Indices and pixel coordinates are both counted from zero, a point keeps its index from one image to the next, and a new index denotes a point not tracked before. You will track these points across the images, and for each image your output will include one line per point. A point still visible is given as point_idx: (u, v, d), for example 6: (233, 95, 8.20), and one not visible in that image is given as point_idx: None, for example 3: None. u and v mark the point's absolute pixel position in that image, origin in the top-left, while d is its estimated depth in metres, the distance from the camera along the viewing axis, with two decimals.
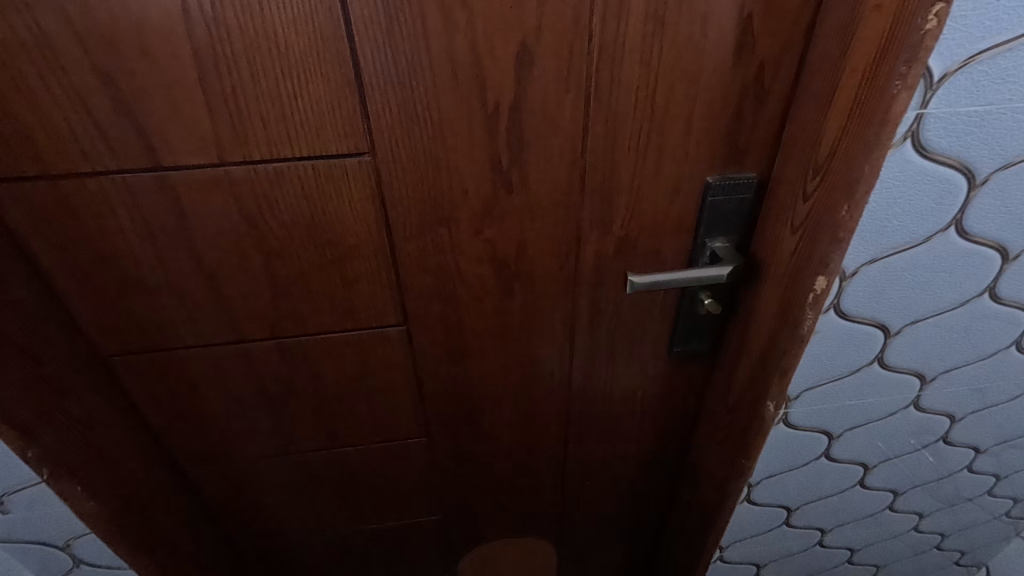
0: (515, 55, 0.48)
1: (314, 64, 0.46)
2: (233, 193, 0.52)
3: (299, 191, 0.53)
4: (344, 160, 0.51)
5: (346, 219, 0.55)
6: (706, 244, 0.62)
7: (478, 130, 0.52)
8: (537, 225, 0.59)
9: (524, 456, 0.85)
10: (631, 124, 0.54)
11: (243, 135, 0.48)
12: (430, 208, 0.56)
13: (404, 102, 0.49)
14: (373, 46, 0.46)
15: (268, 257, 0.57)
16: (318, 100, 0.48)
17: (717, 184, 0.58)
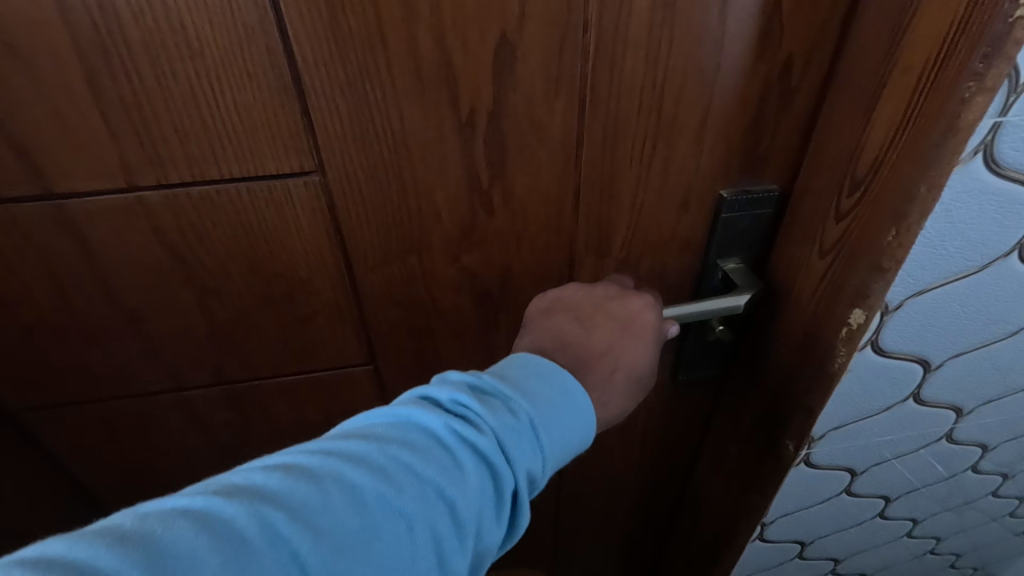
0: (492, 50, 0.39)
1: (238, 64, 0.36)
2: (150, 224, 0.42)
3: (233, 219, 0.43)
4: (286, 181, 0.42)
5: (294, 249, 0.46)
6: (718, 265, 0.54)
7: (452, 142, 0.43)
8: (524, 249, 0.51)
9: None
10: (634, 130, 0.45)
11: (154, 154, 0.39)
12: (395, 233, 0.47)
13: (357, 110, 0.39)
14: (313, 42, 0.36)
15: (202, 295, 0.47)
16: (247, 109, 0.38)
17: (732, 199, 0.50)
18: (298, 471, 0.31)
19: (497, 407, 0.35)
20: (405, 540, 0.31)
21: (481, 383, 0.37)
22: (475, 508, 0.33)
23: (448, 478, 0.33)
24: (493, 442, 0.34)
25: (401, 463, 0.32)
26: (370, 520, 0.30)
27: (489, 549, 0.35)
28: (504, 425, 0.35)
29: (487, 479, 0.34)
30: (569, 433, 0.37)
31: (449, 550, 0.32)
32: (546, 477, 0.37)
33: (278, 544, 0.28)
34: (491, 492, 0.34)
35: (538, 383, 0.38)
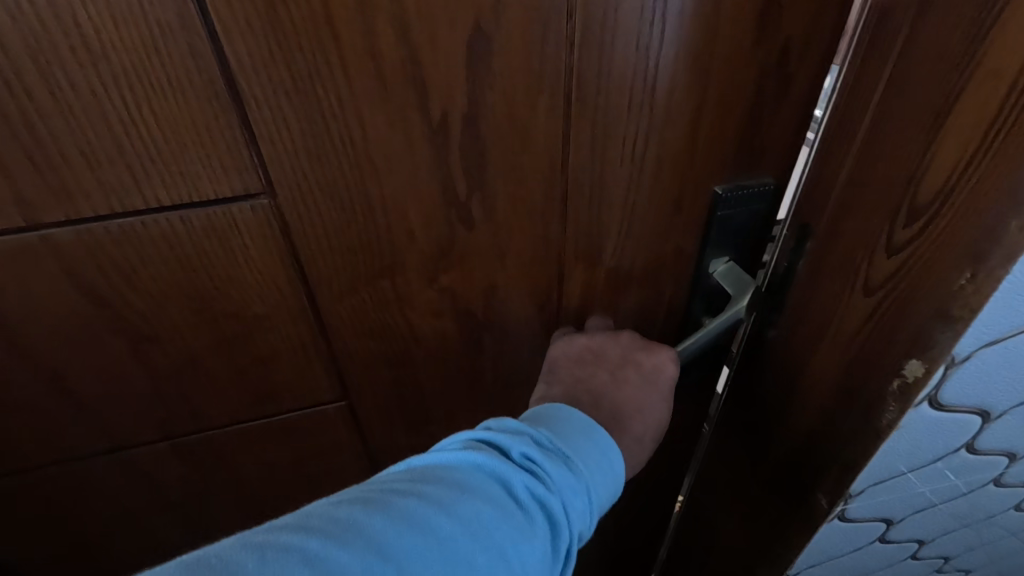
0: (465, 44, 0.33)
1: (155, 72, 0.29)
2: (64, 268, 0.35)
3: (167, 255, 0.36)
4: (230, 207, 0.35)
5: (244, 284, 0.39)
6: (713, 265, 0.51)
7: (422, 151, 0.37)
8: (508, 264, 0.46)
9: None
10: (624, 128, 0.41)
11: (60, 186, 0.32)
12: (365, 259, 0.41)
13: (309, 120, 0.33)
14: (247, 40, 0.30)
15: (138, 345, 0.40)
16: (174, 127, 0.31)
17: (727, 194, 0.46)
18: (392, 518, 0.29)
19: (559, 465, 0.35)
20: None
21: (543, 436, 0.36)
22: (541, 570, 0.32)
23: (525, 538, 0.31)
24: (558, 502, 0.33)
25: (486, 517, 0.30)
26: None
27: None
28: (568, 485, 0.34)
29: (552, 539, 0.33)
30: (614, 490, 0.38)
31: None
32: (593, 532, 0.37)
33: None
34: (553, 553, 0.33)
35: (588, 440, 0.37)
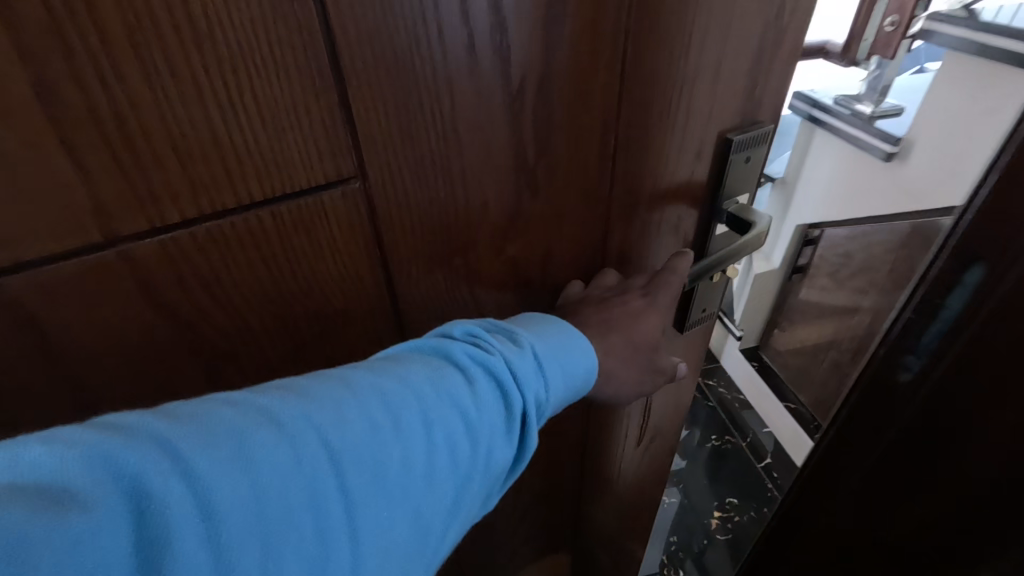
0: (545, 5, 0.34)
1: (262, 48, 0.27)
2: (141, 284, 0.31)
3: (251, 255, 0.33)
4: (322, 196, 0.34)
5: (327, 280, 0.37)
6: (724, 208, 0.53)
7: (500, 121, 0.37)
8: (565, 230, 0.47)
9: (547, 493, 0.73)
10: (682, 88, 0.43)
11: (148, 187, 0.28)
12: (443, 239, 0.41)
13: (402, 93, 0.32)
14: (356, 10, 0.28)
15: (214, 366, 0.36)
16: (276, 109, 0.29)
17: (739, 140, 0.49)
18: (326, 375, 0.29)
19: (503, 338, 0.35)
20: (419, 451, 0.28)
21: (489, 324, 0.36)
22: (484, 427, 0.31)
23: (466, 395, 0.31)
24: (504, 367, 0.33)
25: (422, 377, 0.30)
26: (394, 424, 0.28)
27: (495, 479, 0.33)
28: (517, 355, 0.34)
29: (502, 405, 0.32)
30: (572, 366, 0.37)
31: (465, 468, 0.30)
32: (550, 415, 0.35)
33: (299, 437, 0.25)
34: (504, 418, 0.32)
35: (545, 327, 0.38)
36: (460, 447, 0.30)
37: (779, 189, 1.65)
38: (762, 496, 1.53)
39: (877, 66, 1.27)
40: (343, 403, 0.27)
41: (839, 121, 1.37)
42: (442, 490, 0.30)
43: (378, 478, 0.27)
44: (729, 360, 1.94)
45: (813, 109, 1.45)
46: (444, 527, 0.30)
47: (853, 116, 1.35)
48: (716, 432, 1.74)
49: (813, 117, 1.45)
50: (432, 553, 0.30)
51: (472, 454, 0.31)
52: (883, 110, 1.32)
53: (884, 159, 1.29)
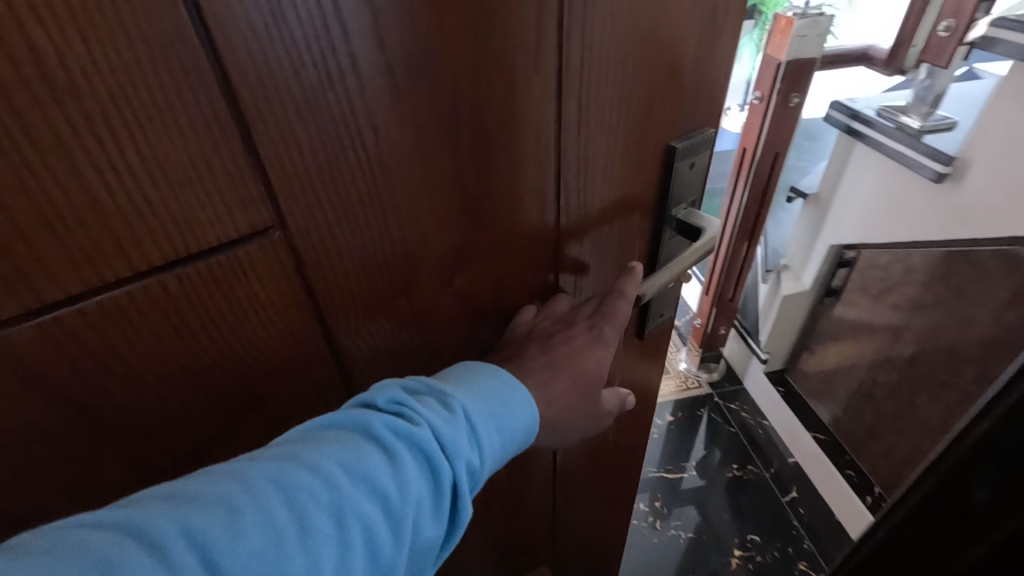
0: (469, 26, 0.31)
1: (141, 96, 0.24)
2: (25, 373, 0.27)
3: (159, 326, 0.29)
4: (235, 252, 0.30)
5: (254, 340, 0.34)
6: (673, 214, 0.52)
7: (433, 152, 0.34)
8: (517, 257, 0.44)
9: (521, 515, 0.70)
10: (623, 102, 0.41)
11: (17, 265, 0.24)
12: (383, 281, 0.38)
13: (317, 131, 0.29)
14: (251, 45, 0.25)
15: (132, 447, 0.32)
16: (169, 162, 0.26)
17: (682, 147, 0.48)
18: (227, 473, 0.26)
19: (432, 403, 0.32)
20: (330, 550, 0.26)
21: (418, 384, 0.33)
22: (408, 512, 0.28)
23: (387, 477, 0.28)
24: (432, 438, 0.30)
25: (336, 463, 0.27)
26: (299, 525, 0.25)
27: (426, 557, 0.31)
28: (446, 421, 0.31)
29: (430, 480, 0.30)
30: (509, 423, 0.35)
31: (388, 558, 0.28)
32: (486, 479, 0.33)
33: (184, 560, 0.23)
34: (432, 493, 0.30)
35: (482, 380, 0.35)
36: (381, 536, 0.27)
37: (811, 209, 1.39)
38: (788, 534, 1.34)
39: (926, 74, 1.08)
40: (238, 510, 0.24)
41: (880, 134, 1.15)
42: None
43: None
44: (752, 383, 1.66)
45: (853, 121, 1.21)
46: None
47: (896, 129, 1.12)
48: (737, 459, 1.51)
49: (852, 131, 1.22)
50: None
51: (396, 541, 0.28)
52: (932, 124, 1.09)
53: (935, 180, 1.04)
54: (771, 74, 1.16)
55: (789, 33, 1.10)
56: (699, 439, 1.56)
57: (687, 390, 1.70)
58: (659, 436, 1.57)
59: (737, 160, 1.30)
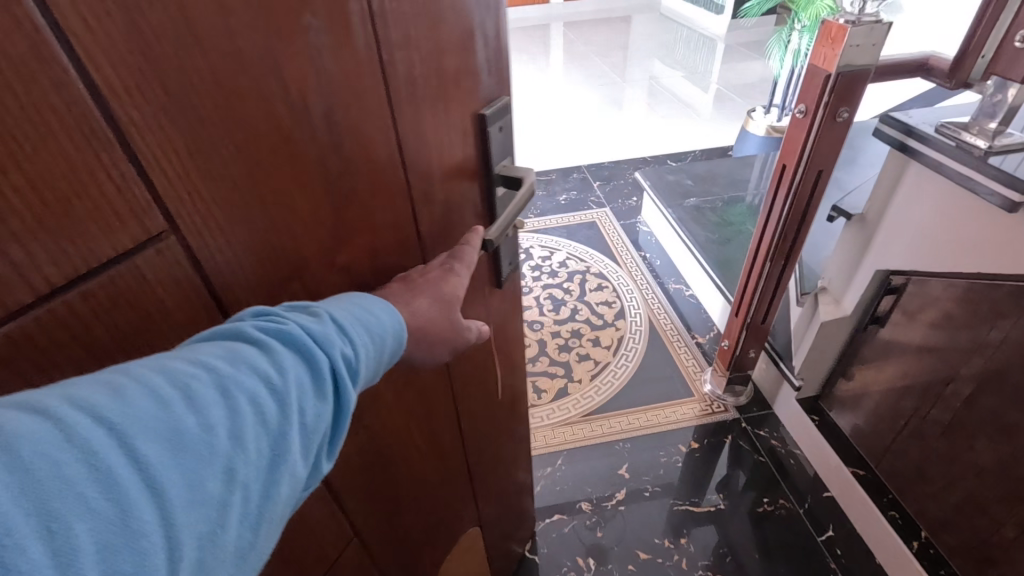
0: (301, 34, 0.38)
1: (26, 128, 0.28)
2: None
3: (71, 339, 0.33)
4: (132, 259, 0.34)
5: (160, 337, 0.38)
6: (498, 171, 0.61)
7: (294, 140, 0.40)
8: (384, 229, 0.51)
9: (444, 475, 0.76)
10: (439, 82, 0.49)
11: None
12: (279, 266, 0.44)
13: (193, 131, 0.34)
14: (121, 72, 0.30)
15: None
16: (61, 186, 0.30)
17: (492, 112, 0.57)
18: (110, 369, 0.29)
19: (303, 313, 0.37)
20: (217, 414, 0.30)
21: (290, 305, 0.38)
22: (290, 386, 0.33)
23: (264, 361, 0.33)
24: (304, 331, 0.35)
25: (216, 352, 0.31)
26: (186, 396, 0.29)
27: (316, 437, 0.35)
28: (318, 321, 0.36)
29: (307, 366, 0.34)
30: (380, 331, 0.40)
31: (276, 425, 0.32)
32: (363, 374, 0.38)
33: (75, 418, 0.25)
34: (312, 376, 0.34)
35: (350, 302, 0.40)
36: (266, 407, 0.32)
37: (856, 228, 1.26)
38: None
39: (994, 88, 0.96)
40: (121, 386, 0.27)
41: (939, 153, 1.01)
42: (252, 449, 0.31)
43: (173, 442, 0.28)
44: (782, 408, 1.53)
45: (908, 136, 1.07)
46: (264, 483, 0.31)
47: (958, 147, 0.98)
48: (767, 493, 1.37)
49: (906, 147, 1.08)
50: (252, 509, 0.31)
51: (282, 412, 0.32)
52: (1001, 145, 0.95)
53: (1005, 209, 0.90)
54: (818, 86, 1.00)
55: (841, 43, 0.93)
56: (721, 463, 1.44)
57: (714, 414, 1.56)
58: (681, 463, 1.44)
59: (774, 176, 1.17)
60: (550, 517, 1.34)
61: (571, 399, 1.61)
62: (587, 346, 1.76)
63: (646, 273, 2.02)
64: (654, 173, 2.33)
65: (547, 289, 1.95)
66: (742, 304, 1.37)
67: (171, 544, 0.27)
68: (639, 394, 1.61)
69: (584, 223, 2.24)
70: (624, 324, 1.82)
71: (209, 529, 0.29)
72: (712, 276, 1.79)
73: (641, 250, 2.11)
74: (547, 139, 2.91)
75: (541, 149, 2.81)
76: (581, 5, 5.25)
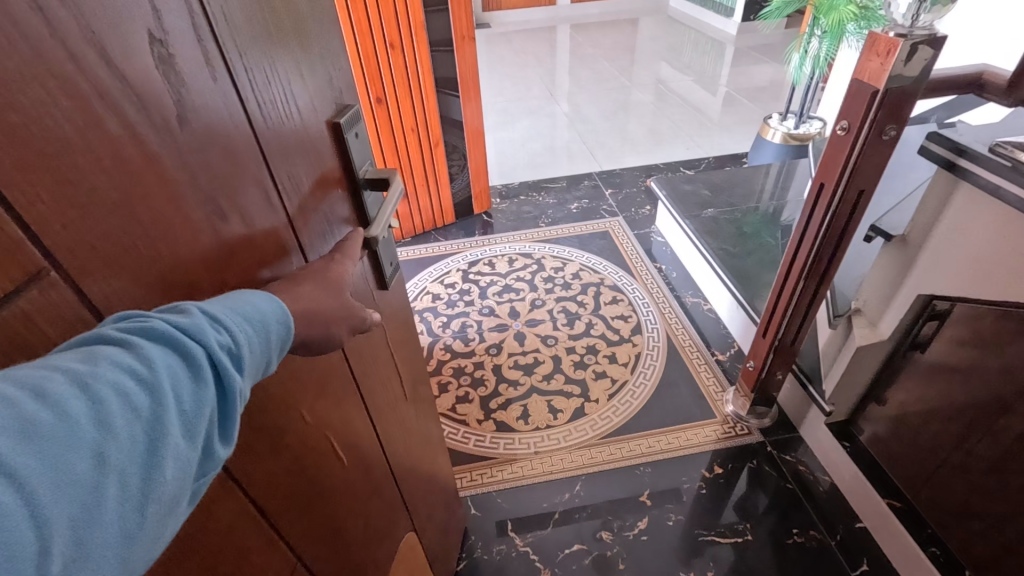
0: (146, 53, 0.37)
1: None
2: None
3: None
4: (17, 302, 0.31)
5: None
6: (361, 175, 0.66)
7: (158, 155, 0.39)
8: (262, 240, 0.50)
9: (371, 486, 0.75)
10: (286, 93, 0.51)
11: None
12: (169, 296, 0.41)
13: (54, 151, 0.32)
14: None
15: None
16: None
17: (345, 121, 0.61)
18: None
19: (176, 311, 0.36)
20: (78, 406, 0.28)
21: (163, 309, 0.37)
22: (160, 376, 0.32)
23: (128, 357, 0.31)
24: (171, 326, 0.34)
25: (71, 355, 0.30)
26: (42, 394, 0.27)
27: (201, 423, 0.34)
28: (189, 315, 0.35)
29: (179, 358, 0.34)
30: (264, 320, 0.40)
31: (152, 412, 0.31)
32: (247, 360, 0.37)
33: None
34: (186, 366, 0.33)
35: (232, 299, 0.40)
36: (136, 397, 0.31)
37: (895, 249, 1.20)
38: None
39: None
40: None
41: (995, 174, 0.94)
42: (123, 436, 0.30)
43: (25, 434, 0.26)
44: (809, 433, 1.45)
45: (958, 155, 1.00)
46: (145, 466, 0.30)
47: (1014, 168, 0.91)
48: (795, 521, 1.30)
49: (956, 167, 1.01)
50: (133, 492, 0.30)
51: (156, 400, 0.31)
52: None
53: None
54: (863, 102, 0.94)
55: (888, 58, 0.89)
56: (741, 484, 1.38)
57: (736, 436, 1.50)
58: (704, 491, 1.37)
59: (811, 194, 1.12)
60: (569, 546, 1.27)
61: (588, 420, 1.55)
62: (603, 362, 1.71)
63: (661, 285, 1.97)
64: (671, 181, 2.28)
65: (561, 302, 1.92)
66: (770, 324, 1.32)
67: (38, 528, 0.26)
68: (659, 415, 1.55)
69: (599, 232, 2.22)
70: (641, 340, 1.78)
71: (81, 513, 0.28)
72: (732, 289, 1.73)
73: (657, 261, 2.07)
74: (532, 146, 2.89)
75: (525, 157, 2.79)
76: (588, 8, 5.24)
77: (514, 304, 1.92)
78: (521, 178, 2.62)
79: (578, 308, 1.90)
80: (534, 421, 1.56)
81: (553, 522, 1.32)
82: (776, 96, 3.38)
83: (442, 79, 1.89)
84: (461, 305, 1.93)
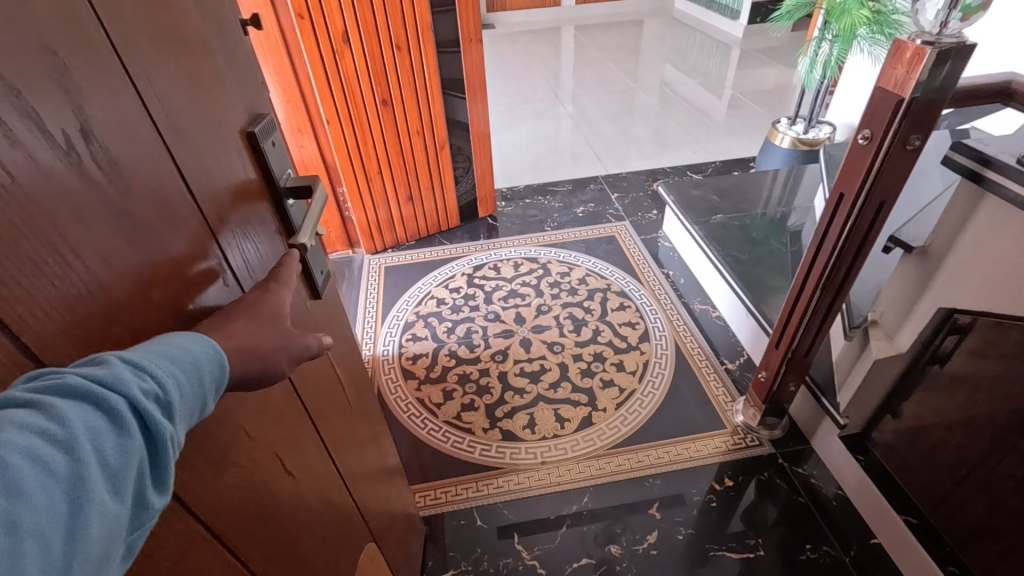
0: (44, 64, 0.36)
1: None
2: None
3: None
4: None
5: None
6: (283, 184, 0.65)
7: (66, 172, 0.37)
8: (185, 255, 0.49)
9: (326, 498, 0.75)
10: (193, 104, 0.50)
11: None
12: (88, 316, 0.39)
13: None
14: None
15: None
16: None
17: (260, 130, 0.61)
18: None
19: (95, 363, 0.35)
20: None
21: (81, 361, 0.36)
22: (78, 436, 0.31)
23: (41, 419, 0.31)
24: (88, 380, 0.33)
25: None
26: None
27: (127, 477, 0.33)
28: (108, 366, 0.35)
29: (99, 413, 0.33)
30: (194, 361, 0.39)
31: (70, 472, 0.31)
32: (176, 406, 0.37)
33: None
34: (107, 422, 0.33)
35: (159, 343, 0.39)
36: (52, 459, 0.30)
37: (915, 261, 1.17)
38: None
39: None
40: None
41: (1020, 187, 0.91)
42: (39, 502, 0.29)
43: None
44: (821, 444, 1.42)
45: (983, 165, 0.97)
46: (68, 527, 0.30)
47: None
48: (808, 537, 1.27)
49: (980, 177, 0.98)
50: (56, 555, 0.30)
51: (74, 459, 0.31)
52: None
53: None
54: (887, 111, 0.92)
55: (917, 67, 0.86)
56: (748, 498, 1.35)
57: (745, 448, 1.47)
58: (713, 503, 1.34)
59: (831, 203, 1.09)
60: (576, 559, 1.25)
61: (595, 430, 1.53)
62: (610, 370, 1.69)
63: (669, 292, 1.95)
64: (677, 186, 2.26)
65: (568, 308, 1.91)
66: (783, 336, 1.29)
67: None
68: (665, 427, 1.52)
69: (603, 236, 2.21)
70: (649, 348, 1.76)
71: None
72: (741, 297, 1.71)
73: (664, 266, 2.06)
74: (523, 151, 2.88)
75: (516, 162, 2.79)
76: (593, 9, 5.23)
77: (521, 309, 1.92)
78: (524, 181, 2.61)
79: (584, 314, 1.89)
80: (541, 431, 1.54)
81: (558, 535, 1.29)
82: (780, 96, 3.37)
83: (447, 80, 1.90)
84: (466, 310, 1.93)
